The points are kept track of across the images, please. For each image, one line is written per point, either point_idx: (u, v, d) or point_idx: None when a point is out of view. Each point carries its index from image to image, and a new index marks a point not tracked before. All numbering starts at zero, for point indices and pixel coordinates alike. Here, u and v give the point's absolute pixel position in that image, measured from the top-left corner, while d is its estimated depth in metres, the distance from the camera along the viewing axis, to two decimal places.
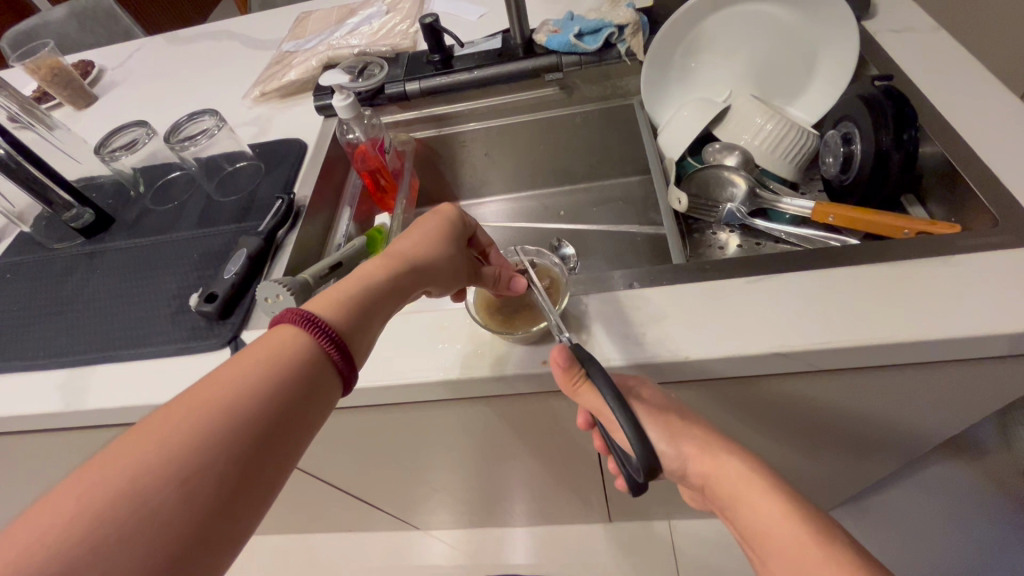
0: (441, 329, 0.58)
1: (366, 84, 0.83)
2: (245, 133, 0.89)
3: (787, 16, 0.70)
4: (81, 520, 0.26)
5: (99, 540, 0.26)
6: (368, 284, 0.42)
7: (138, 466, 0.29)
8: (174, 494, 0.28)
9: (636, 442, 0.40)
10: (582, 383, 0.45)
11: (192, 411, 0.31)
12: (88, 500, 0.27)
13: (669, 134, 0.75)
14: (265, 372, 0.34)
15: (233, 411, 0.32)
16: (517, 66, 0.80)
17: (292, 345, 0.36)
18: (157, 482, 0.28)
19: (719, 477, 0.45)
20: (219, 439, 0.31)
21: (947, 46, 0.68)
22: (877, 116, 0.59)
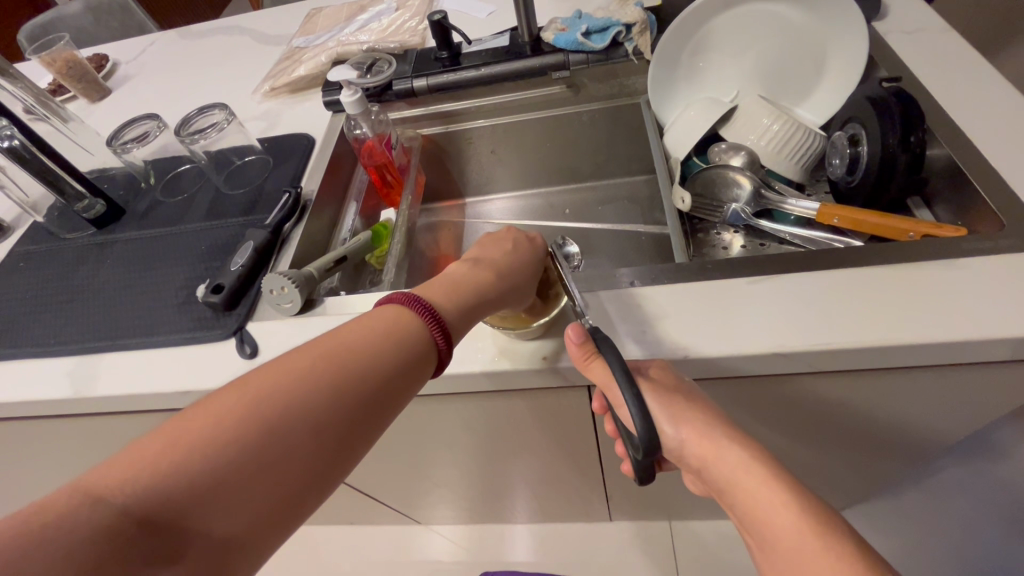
0: None
1: (373, 80, 0.84)
2: (254, 128, 0.90)
3: (795, 16, 0.70)
4: (231, 427, 0.33)
5: (239, 449, 0.33)
6: (474, 286, 0.47)
7: (276, 396, 0.35)
8: (293, 433, 0.34)
9: (639, 418, 0.40)
10: (594, 359, 0.46)
11: (323, 363, 0.37)
12: (240, 412, 0.34)
13: (675, 134, 0.75)
14: (381, 342, 0.40)
15: (352, 371, 0.38)
16: (524, 64, 0.80)
17: (408, 322, 0.42)
18: (284, 422, 0.34)
19: (719, 462, 0.44)
20: (337, 393, 0.37)
21: (958, 48, 0.68)
22: (884, 117, 0.59)
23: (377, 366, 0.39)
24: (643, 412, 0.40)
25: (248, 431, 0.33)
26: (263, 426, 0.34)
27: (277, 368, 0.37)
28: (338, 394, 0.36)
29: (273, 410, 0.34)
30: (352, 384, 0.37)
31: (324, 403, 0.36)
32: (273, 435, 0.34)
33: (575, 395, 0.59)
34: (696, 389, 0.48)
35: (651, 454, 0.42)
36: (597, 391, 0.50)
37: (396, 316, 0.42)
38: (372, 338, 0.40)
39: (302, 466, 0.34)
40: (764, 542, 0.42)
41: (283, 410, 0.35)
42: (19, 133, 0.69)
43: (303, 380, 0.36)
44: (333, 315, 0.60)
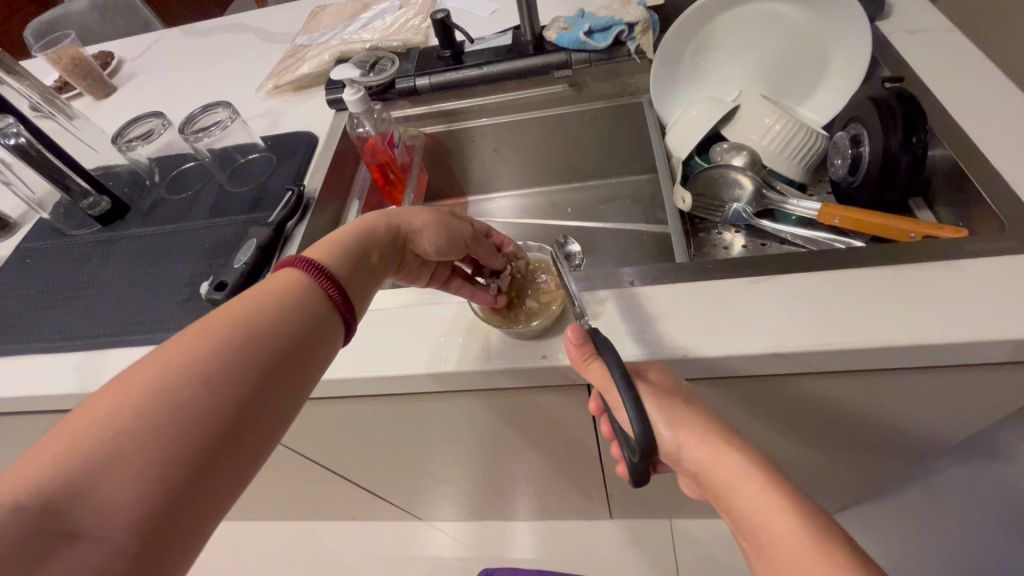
0: (444, 321, 0.58)
1: (377, 78, 0.84)
2: (258, 126, 0.91)
3: (798, 15, 0.70)
4: (118, 408, 0.31)
5: (129, 426, 0.31)
6: (367, 243, 0.49)
7: (167, 369, 0.33)
8: (190, 399, 0.33)
9: (637, 424, 0.40)
10: (592, 361, 0.46)
11: (217, 329, 0.36)
12: (129, 392, 0.32)
13: (676, 133, 0.75)
14: (281, 303, 0.40)
15: (255, 334, 0.37)
16: (526, 62, 0.80)
17: (301, 284, 0.42)
18: (178, 390, 0.33)
19: (717, 469, 0.44)
20: (237, 355, 0.36)
21: (962, 48, 0.68)
22: (886, 118, 0.59)
23: (278, 326, 0.38)
24: (641, 416, 0.41)
25: (140, 406, 0.32)
26: (152, 398, 0.32)
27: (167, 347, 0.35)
28: (237, 358, 0.36)
29: (163, 381, 0.33)
30: (255, 346, 0.37)
31: (221, 366, 0.35)
32: (166, 405, 0.32)
33: (574, 394, 0.60)
34: (692, 393, 0.48)
35: (644, 457, 0.42)
36: (594, 392, 0.50)
37: (290, 281, 0.42)
38: (270, 304, 0.39)
39: (203, 432, 0.33)
40: (762, 549, 0.41)
41: (178, 377, 0.33)
42: (26, 131, 0.70)
43: (196, 348, 0.35)
44: None
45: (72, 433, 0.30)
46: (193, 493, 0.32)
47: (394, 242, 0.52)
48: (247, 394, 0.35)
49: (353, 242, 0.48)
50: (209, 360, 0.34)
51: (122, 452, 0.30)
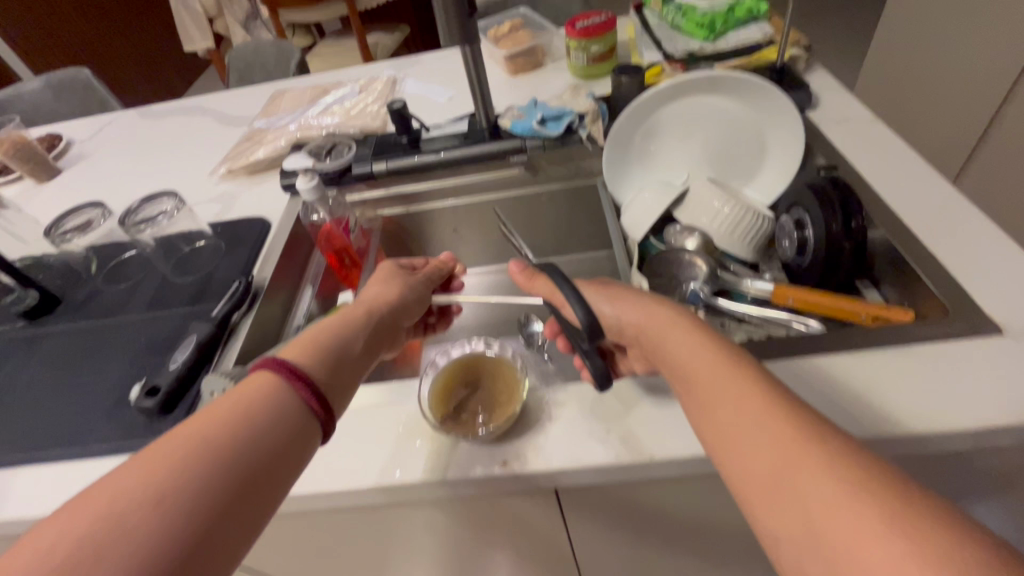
0: (397, 424, 0.52)
1: (333, 164, 0.84)
2: (209, 211, 0.88)
3: (736, 109, 0.74)
4: (143, 483, 0.33)
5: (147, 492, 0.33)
6: (347, 337, 0.49)
7: (186, 461, 0.35)
8: (190, 493, 0.34)
9: (578, 307, 0.50)
10: (537, 277, 0.57)
11: (232, 424, 0.38)
12: (153, 471, 0.34)
13: (631, 215, 0.77)
14: (278, 411, 0.40)
15: (259, 438, 0.38)
16: (484, 148, 0.82)
17: (299, 391, 0.41)
18: (188, 475, 0.34)
19: (673, 343, 0.46)
20: (235, 455, 0.37)
21: (883, 139, 0.73)
22: (826, 205, 0.61)
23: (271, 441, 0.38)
24: (581, 304, 0.51)
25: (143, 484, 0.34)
26: (163, 476, 0.34)
27: (212, 423, 0.38)
28: (205, 478, 0.35)
29: (189, 459, 0.35)
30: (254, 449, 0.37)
31: (185, 482, 0.34)
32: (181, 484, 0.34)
33: (544, 498, 0.55)
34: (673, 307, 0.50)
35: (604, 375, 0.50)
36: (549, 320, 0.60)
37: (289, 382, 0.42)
38: (281, 395, 0.41)
39: (149, 558, 0.31)
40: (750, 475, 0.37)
41: (153, 499, 0.33)
42: None
43: (202, 448, 0.36)
44: None
45: (107, 490, 0.33)
46: None
47: (388, 324, 0.55)
48: (225, 509, 0.35)
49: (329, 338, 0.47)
50: (211, 462, 0.36)
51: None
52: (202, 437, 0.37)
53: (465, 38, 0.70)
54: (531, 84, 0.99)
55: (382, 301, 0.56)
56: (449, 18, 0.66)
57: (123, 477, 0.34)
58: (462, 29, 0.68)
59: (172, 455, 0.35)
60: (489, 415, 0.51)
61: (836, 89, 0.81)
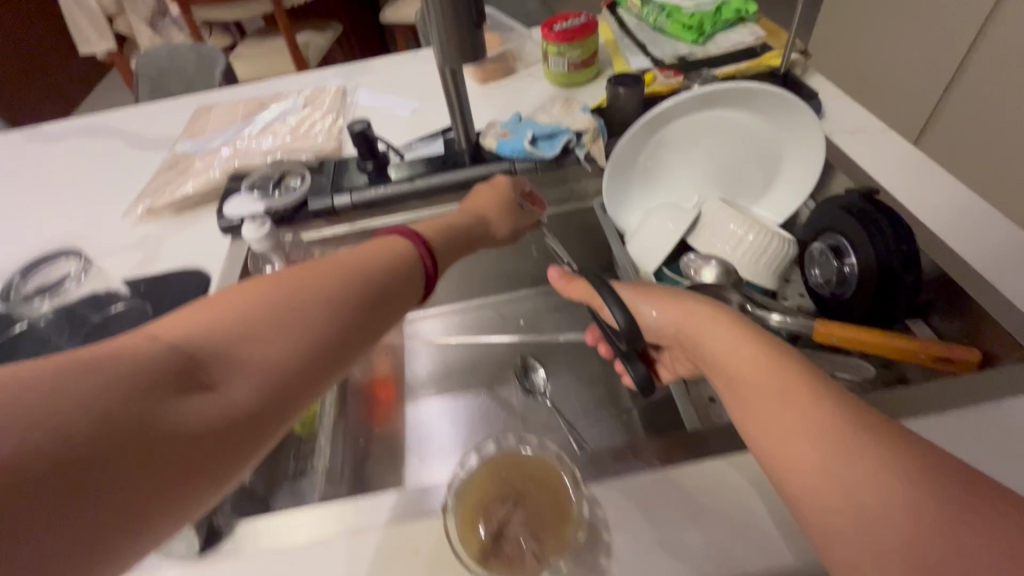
0: (416, 550, 0.40)
1: (284, 200, 0.69)
2: (128, 262, 0.71)
3: (751, 121, 0.67)
4: (260, 303, 0.34)
5: (271, 301, 0.34)
6: (453, 253, 0.51)
7: (300, 277, 0.36)
8: (318, 321, 0.35)
9: (616, 309, 0.53)
10: (577, 281, 0.59)
11: (339, 275, 0.38)
12: (262, 295, 0.34)
13: (642, 245, 0.69)
14: (389, 266, 0.41)
15: (366, 276, 0.39)
16: (466, 174, 0.71)
17: (403, 250, 0.44)
18: (311, 302, 0.35)
19: (715, 345, 0.45)
20: (346, 304, 0.37)
21: (897, 151, 0.69)
22: (872, 230, 0.55)
23: (380, 276, 0.40)
24: (619, 306, 0.53)
25: (259, 309, 0.33)
26: (272, 306, 0.34)
27: (314, 263, 0.38)
28: (321, 318, 0.35)
29: (309, 277, 0.36)
30: (364, 281, 0.39)
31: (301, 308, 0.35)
32: (303, 308, 0.35)
33: None
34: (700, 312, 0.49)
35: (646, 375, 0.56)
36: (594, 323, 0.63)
37: (399, 244, 0.44)
38: (390, 262, 0.42)
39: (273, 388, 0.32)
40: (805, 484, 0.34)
41: (294, 296, 0.35)
42: None
43: (310, 288, 0.36)
44: (247, 558, 0.41)
45: (224, 306, 0.33)
46: (255, 439, 0.31)
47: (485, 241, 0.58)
48: (347, 339, 0.36)
49: (435, 232, 0.50)
50: (324, 304, 0.36)
51: (212, 367, 0.31)
52: (315, 270, 0.37)
53: (465, 58, 0.57)
54: (506, 93, 0.88)
55: (480, 214, 0.58)
56: (447, 25, 0.53)
57: (233, 301, 0.34)
58: (463, 44, 0.55)
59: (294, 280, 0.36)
60: (540, 542, 0.39)
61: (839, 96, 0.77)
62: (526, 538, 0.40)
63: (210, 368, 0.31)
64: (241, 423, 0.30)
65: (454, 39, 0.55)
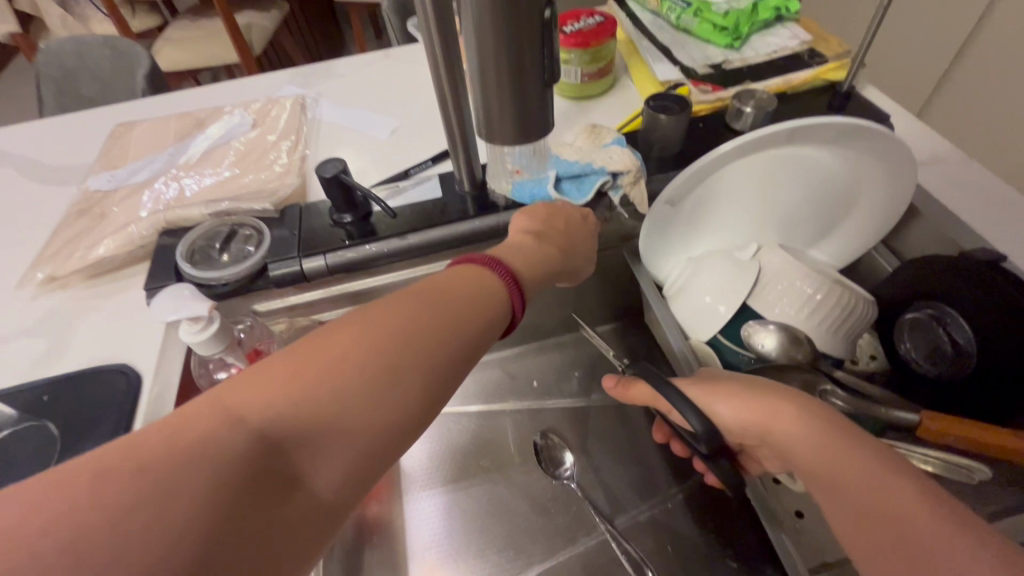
0: None
1: (237, 269, 0.53)
2: (26, 355, 0.54)
3: (828, 158, 0.55)
4: (350, 368, 0.30)
5: (360, 369, 0.30)
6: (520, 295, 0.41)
7: (388, 332, 0.32)
8: (407, 395, 0.31)
9: (689, 415, 0.43)
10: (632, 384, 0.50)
11: (428, 325, 0.33)
12: (352, 355, 0.31)
13: (692, 309, 0.56)
14: (476, 309, 0.36)
15: (458, 327, 0.35)
16: (473, 226, 0.56)
17: (488, 284, 0.38)
18: (401, 373, 0.31)
19: (791, 432, 0.41)
20: (442, 361, 0.33)
21: (985, 186, 0.58)
22: (1003, 313, 0.44)
23: (467, 329, 0.35)
24: (691, 411, 0.44)
25: (346, 381, 0.30)
26: (369, 366, 0.31)
27: (395, 307, 0.33)
28: (419, 372, 0.32)
29: (396, 336, 0.32)
30: (455, 339, 0.34)
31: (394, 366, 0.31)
32: (396, 378, 0.31)
33: None
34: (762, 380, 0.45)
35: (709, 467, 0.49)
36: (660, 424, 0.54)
37: (482, 278, 0.39)
38: (477, 298, 0.37)
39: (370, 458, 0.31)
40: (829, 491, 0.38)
41: (384, 366, 0.31)
42: None
43: (405, 335, 0.32)
44: None
45: (310, 371, 0.30)
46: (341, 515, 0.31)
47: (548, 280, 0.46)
48: (432, 407, 0.33)
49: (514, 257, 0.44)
50: (416, 359, 0.32)
51: (313, 440, 0.29)
52: (402, 323, 0.33)
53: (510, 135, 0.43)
54: None
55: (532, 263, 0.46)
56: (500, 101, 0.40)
57: (320, 360, 0.30)
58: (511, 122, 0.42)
59: (390, 328, 0.32)
60: None
61: (906, 115, 0.65)
62: None
63: (294, 454, 0.29)
64: (344, 495, 0.30)
65: (509, 97, 0.40)
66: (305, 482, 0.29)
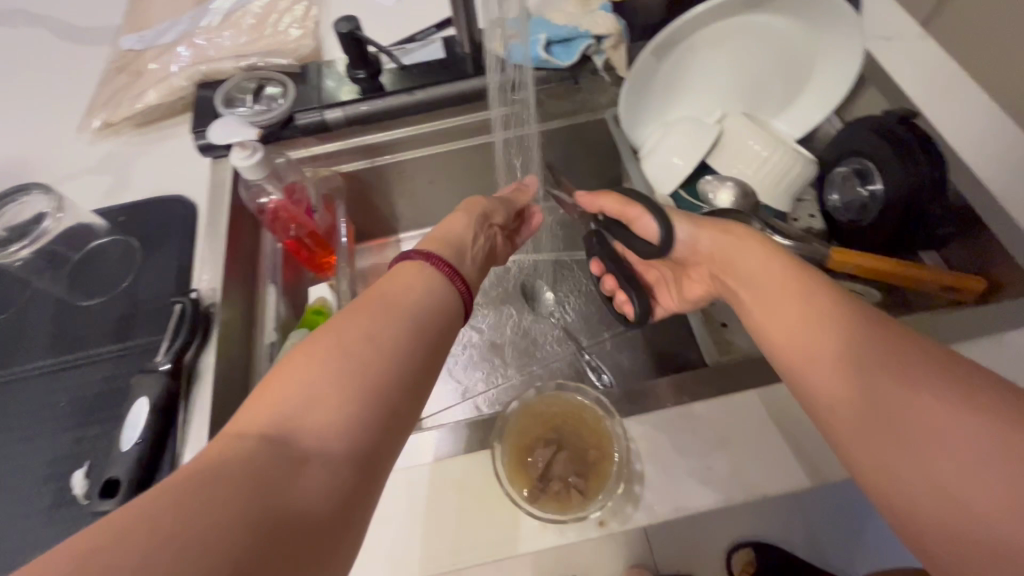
0: (458, 487, 0.42)
1: (268, 115, 0.62)
2: (97, 188, 0.64)
3: (787, 27, 0.62)
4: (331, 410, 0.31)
5: (335, 403, 0.32)
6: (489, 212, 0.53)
7: (366, 334, 0.35)
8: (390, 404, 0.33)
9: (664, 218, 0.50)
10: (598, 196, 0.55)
11: (383, 314, 0.37)
12: (328, 384, 0.32)
13: (656, 164, 0.64)
14: (432, 316, 0.39)
15: (422, 319, 0.38)
16: (473, 84, 0.64)
17: (423, 282, 0.41)
18: (381, 379, 0.33)
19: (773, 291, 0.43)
20: (406, 363, 0.35)
21: (937, 60, 0.64)
22: (907, 158, 0.53)
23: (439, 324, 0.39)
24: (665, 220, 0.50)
25: (314, 414, 0.31)
26: (352, 381, 0.33)
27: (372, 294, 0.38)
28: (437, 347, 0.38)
29: (364, 317, 0.36)
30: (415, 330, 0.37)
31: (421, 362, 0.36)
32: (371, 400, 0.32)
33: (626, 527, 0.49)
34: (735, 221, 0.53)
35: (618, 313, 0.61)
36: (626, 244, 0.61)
37: (417, 274, 0.41)
38: (426, 284, 0.41)
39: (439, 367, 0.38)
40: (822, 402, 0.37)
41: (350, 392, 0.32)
42: None
43: (383, 329, 0.36)
44: None
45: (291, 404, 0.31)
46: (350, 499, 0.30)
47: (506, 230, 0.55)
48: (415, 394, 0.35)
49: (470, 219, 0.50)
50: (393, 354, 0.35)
51: (299, 435, 0.30)
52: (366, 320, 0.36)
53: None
54: None
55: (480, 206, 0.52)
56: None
57: (289, 389, 0.32)
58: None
59: (380, 335, 0.35)
60: (583, 480, 0.43)
61: None
62: (570, 476, 0.43)
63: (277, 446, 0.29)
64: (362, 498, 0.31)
65: None
66: (297, 451, 0.29)
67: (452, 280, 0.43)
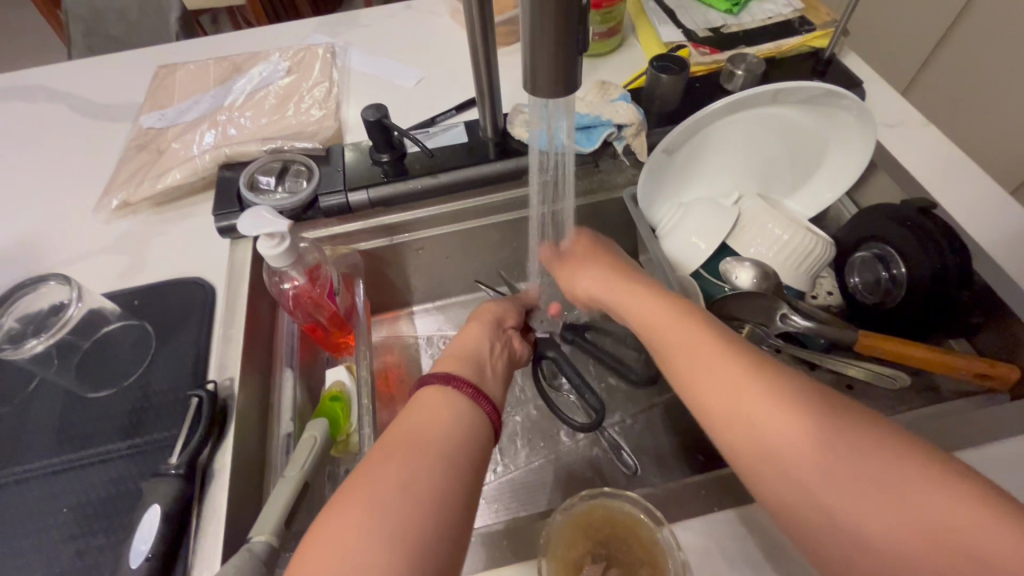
0: None
1: (292, 199, 0.62)
2: (110, 269, 0.63)
3: (799, 117, 0.64)
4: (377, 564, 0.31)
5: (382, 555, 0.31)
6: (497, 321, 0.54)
7: (398, 478, 0.35)
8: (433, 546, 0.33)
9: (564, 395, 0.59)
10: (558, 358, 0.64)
11: (408, 449, 0.36)
12: (369, 533, 0.32)
13: (678, 246, 0.65)
14: (460, 438, 0.38)
15: (449, 444, 0.37)
16: (495, 168, 0.65)
17: (446, 402, 0.40)
18: (424, 524, 0.33)
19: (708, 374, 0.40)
20: (444, 500, 0.35)
21: (940, 149, 0.67)
22: (928, 247, 0.54)
23: (469, 443, 0.38)
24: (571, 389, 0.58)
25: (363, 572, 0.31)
26: (390, 525, 0.32)
27: (394, 433, 0.38)
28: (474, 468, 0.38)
29: (388, 457, 0.36)
30: (449, 460, 0.37)
31: (450, 498, 0.35)
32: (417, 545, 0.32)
33: None
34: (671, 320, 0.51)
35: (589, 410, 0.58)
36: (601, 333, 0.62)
37: (438, 397, 0.41)
38: (450, 407, 0.40)
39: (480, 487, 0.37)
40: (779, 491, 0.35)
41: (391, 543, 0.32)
42: None
43: (412, 470, 0.35)
44: None
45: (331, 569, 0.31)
46: None
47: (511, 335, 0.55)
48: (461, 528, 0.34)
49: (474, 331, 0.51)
50: (430, 492, 0.35)
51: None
52: (394, 464, 0.35)
53: (561, 88, 0.36)
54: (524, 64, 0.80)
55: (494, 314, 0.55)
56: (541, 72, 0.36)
57: (335, 554, 0.31)
58: (560, 72, 0.35)
59: (412, 474, 0.35)
60: None
61: (880, 84, 0.73)
62: None
63: None
64: None
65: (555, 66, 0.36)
66: None
67: (478, 400, 0.42)
